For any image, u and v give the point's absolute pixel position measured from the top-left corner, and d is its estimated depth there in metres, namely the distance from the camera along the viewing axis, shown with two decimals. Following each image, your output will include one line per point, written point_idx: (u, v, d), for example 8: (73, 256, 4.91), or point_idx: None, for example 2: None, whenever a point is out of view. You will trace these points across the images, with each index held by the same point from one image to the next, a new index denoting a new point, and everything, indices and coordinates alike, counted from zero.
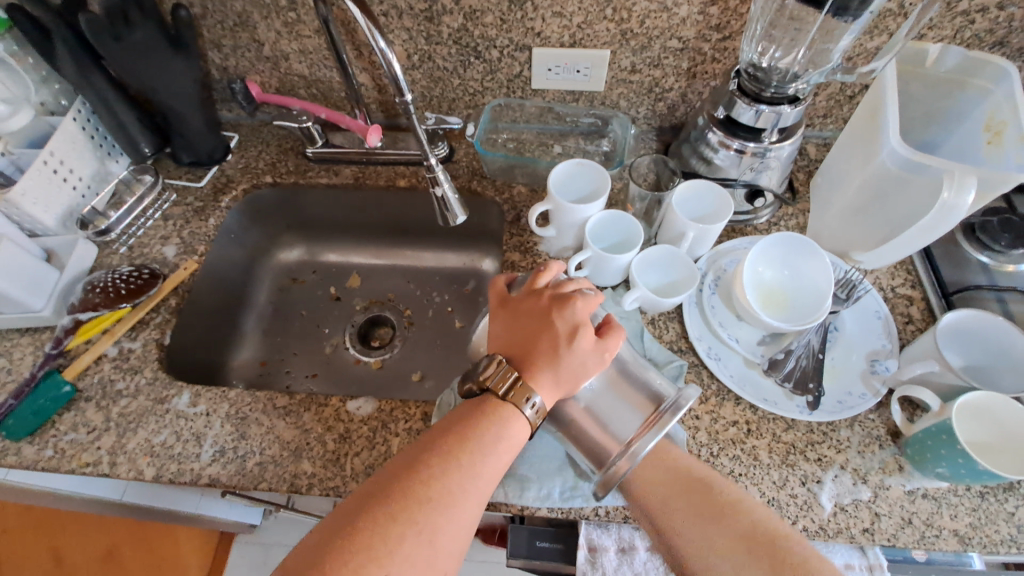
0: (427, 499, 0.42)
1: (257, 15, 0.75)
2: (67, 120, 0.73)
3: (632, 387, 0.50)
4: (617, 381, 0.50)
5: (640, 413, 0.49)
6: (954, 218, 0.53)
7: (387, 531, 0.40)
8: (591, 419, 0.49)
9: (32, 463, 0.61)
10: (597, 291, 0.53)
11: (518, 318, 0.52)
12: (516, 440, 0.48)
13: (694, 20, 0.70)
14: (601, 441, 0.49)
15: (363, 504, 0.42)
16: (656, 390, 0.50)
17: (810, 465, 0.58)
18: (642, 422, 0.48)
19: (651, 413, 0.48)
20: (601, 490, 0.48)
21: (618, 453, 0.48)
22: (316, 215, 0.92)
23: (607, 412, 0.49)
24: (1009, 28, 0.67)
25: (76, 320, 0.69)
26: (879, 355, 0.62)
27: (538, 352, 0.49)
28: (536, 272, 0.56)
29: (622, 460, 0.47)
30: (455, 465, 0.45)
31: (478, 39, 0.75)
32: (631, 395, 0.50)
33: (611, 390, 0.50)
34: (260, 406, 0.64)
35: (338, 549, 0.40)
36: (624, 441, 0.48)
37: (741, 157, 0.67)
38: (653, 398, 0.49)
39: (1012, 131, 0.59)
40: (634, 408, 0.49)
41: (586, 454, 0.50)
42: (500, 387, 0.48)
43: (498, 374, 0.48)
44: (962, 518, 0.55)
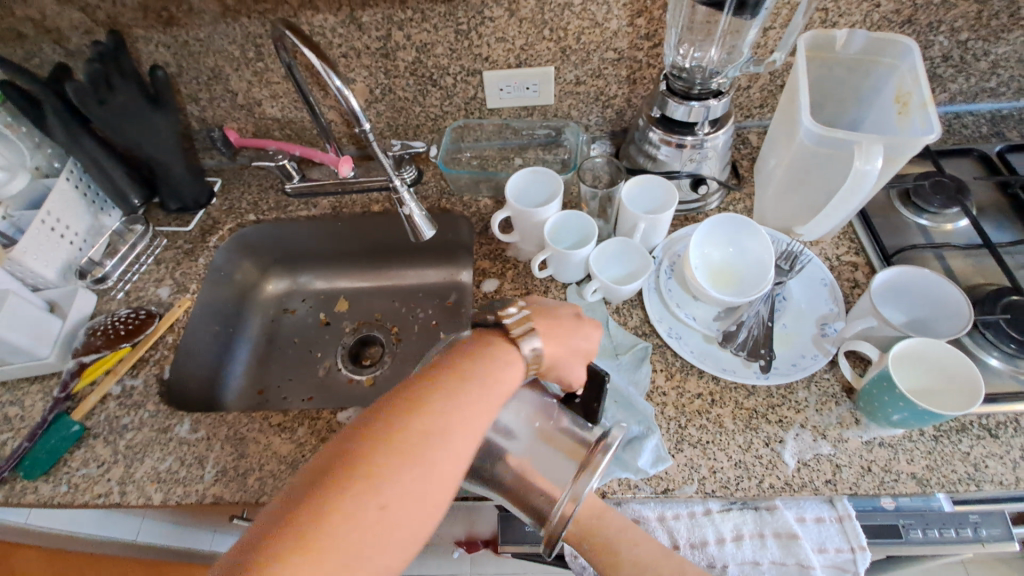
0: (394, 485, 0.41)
1: (228, 68, 0.82)
2: (61, 181, 0.79)
3: (563, 438, 0.54)
4: (547, 433, 0.54)
5: (574, 459, 0.53)
6: (867, 184, 0.58)
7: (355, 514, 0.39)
8: (528, 472, 0.52)
9: (47, 500, 0.65)
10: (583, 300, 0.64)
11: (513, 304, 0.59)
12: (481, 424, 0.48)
13: (624, 32, 0.76)
14: (543, 491, 0.51)
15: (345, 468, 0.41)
16: (583, 435, 0.55)
17: (772, 426, 0.62)
18: (575, 468, 0.52)
19: (584, 459, 0.52)
20: (549, 545, 0.51)
21: (563, 495, 0.51)
22: (299, 246, 0.98)
23: (544, 463, 0.52)
24: (912, 9, 0.73)
25: (80, 364, 0.74)
26: (828, 319, 0.67)
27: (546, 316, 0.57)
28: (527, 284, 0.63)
29: (568, 502, 0.50)
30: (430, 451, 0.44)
31: (431, 69, 0.82)
32: (563, 445, 0.53)
33: (542, 442, 0.54)
34: (256, 426, 0.68)
35: (298, 522, 0.38)
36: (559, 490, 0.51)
37: (681, 151, 0.73)
38: (582, 441, 0.54)
39: (917, 100, 0.64)
40: (567, 457, 0.53)
41: (525, 510, 0.52)
42: (514, 329, 0.53)
43: (518, 323, 0.54)
44: (919, 461, 0.59)
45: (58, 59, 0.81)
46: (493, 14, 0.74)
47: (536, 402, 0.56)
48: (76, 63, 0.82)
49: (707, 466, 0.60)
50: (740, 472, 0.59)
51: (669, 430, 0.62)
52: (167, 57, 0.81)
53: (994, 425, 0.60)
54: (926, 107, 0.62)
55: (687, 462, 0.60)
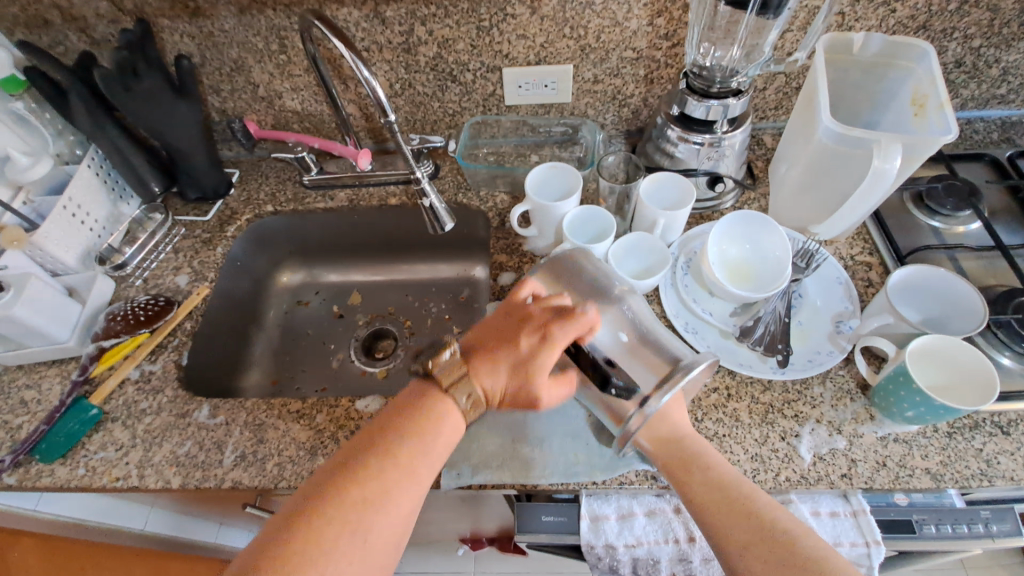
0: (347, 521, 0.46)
1: (251, 60, 0.83)
2: (83, 167, 0.80)
3: (650, 352, 0.52)
4: (636, 345, 0.53)
5: (655, 373, 0.51)
6: (886, 183, 0.59)
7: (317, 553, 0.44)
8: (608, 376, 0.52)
9: (66, 482, 0.66)
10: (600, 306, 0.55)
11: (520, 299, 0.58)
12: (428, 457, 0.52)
13: (644, 31, 0.77)
14: (618, 399, 0.52)
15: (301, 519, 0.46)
16: (675, 353, 0.52)
17: (788, 421, 0.62)
18: (654, 380, 0.51)
19: (665, 374, 0.50)
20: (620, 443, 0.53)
21: (632, 409, 0.51)
22: (315, 239, 0.98)
23: (624, 371, 0.52)
24: (928, 14, 0.74)
25: (100, 348, 0.75)
26: (843, 317, 0.68)
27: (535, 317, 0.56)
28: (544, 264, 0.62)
29: (637, 415, 0.51)
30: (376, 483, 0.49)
31: (452, 64, 0.83)
32: (649, 357, 0.52)
33: (628, 352, 0.53)
34: (275, 412, 0.68)
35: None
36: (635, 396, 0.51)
37: (699, 148, 0.74)
38: (670, 359, 0.51)
39: (934, 102, 0.65)
40: (651, 369, 0.51)
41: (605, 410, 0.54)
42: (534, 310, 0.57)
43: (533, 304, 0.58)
44: (933, 457, 0.60)
45: (83, 47, 0.82)
46: (515, 12, 0.75)
47: (628, 312, 0.54)
48: (100, 51, 0.83)
49: (724, 459, 0.60)
50: (756, 465, 0.60)
51: None
52: (191, 47, 0.82)
53: (1007, 423, 0.61)
54: (942, 109, 0.63)
55: None
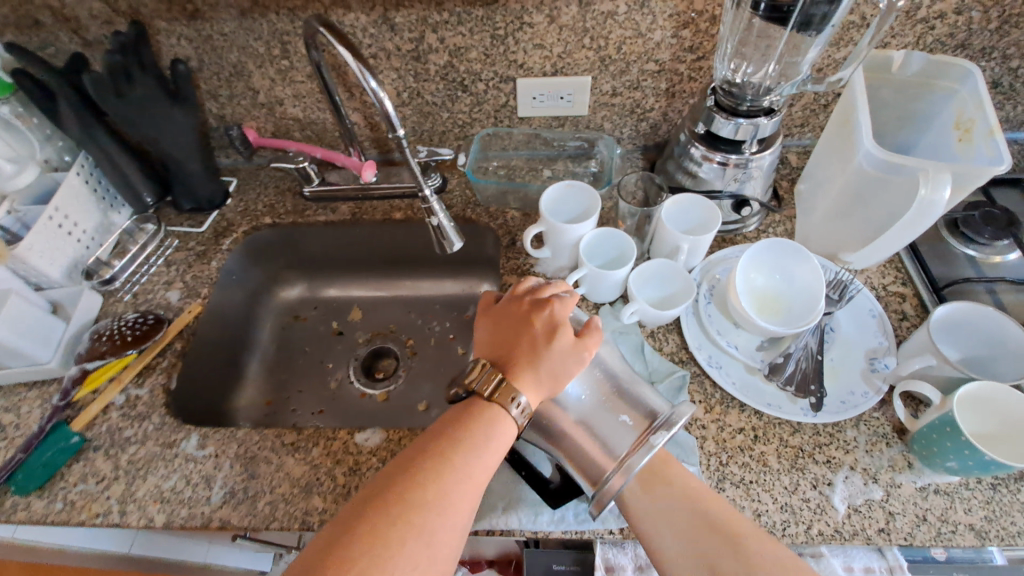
0: (417, 505, 0.43)
1: (251, 65, 0.79)
2: (71, 175, 0.76)
3: (628, 405, 0.52)
4: (613, 400, 0.52)
5: (634, 429, 0.51)
6: (933, 215, 0.55)
7: (383, 537, 0.41)
8: (584, 433, 0.51)
9: (42, 517, 0.61)
10: (573, 294, 0.56)
11: (501, 323, 0.55)
12: (502, 442, 0.49)
13: (668, 43, 0.73)
14: (597, 458, 0.50)
15: (377, 496, 0.44)
16: (651, 406, 0.52)
17: (820, 467, 0.58)
18: (635, 440, 0.50)
19: (644, 431, 0.50)
20: (596, 508, 0.50)
21: (613, 469, 0.49)
22: (315, 252, 0.94)
23: (602, 428, 0.51)
24: (968, 32, 0.70)
25: (83, 370, 0.70)
26: (877, 353, 0.63)
27: (520, 356, 0.51)
28: (518, 281, 0.59)
29: (617, 475, 0.49)
30: (444, 471, 0.45)
31: (463, 73, 0.78)
32: (626, 413, 0.51)
33: (606, 408, 0.51)
34: (268, 444, 0.64)
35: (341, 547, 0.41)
36: (619, 457, 0.50)
37: (724, 169, 0.69)
38: (647, 414, 0.51)
39: (981, 127, 0.61)
40: (630, 425, 0.51)
41: (580, 471, 0.52)
42: (485, 389, 0.50)
43: (482, 377, 0.50)
44: (976, 511, 0.55)
45: (74, 49, 0.78)
46: (533, 20, 0.71)
47: (601, 364, 0.54)
48: (93, 53, 0.78)
49: (750, 509, 0.56)
50: (785, 516, 0.55)
51: (709, 468, 0.58)
52: (188, 51, 0.77)
53: None
54: (992, 136, 0.59)
55: (729, 503, 0.56)
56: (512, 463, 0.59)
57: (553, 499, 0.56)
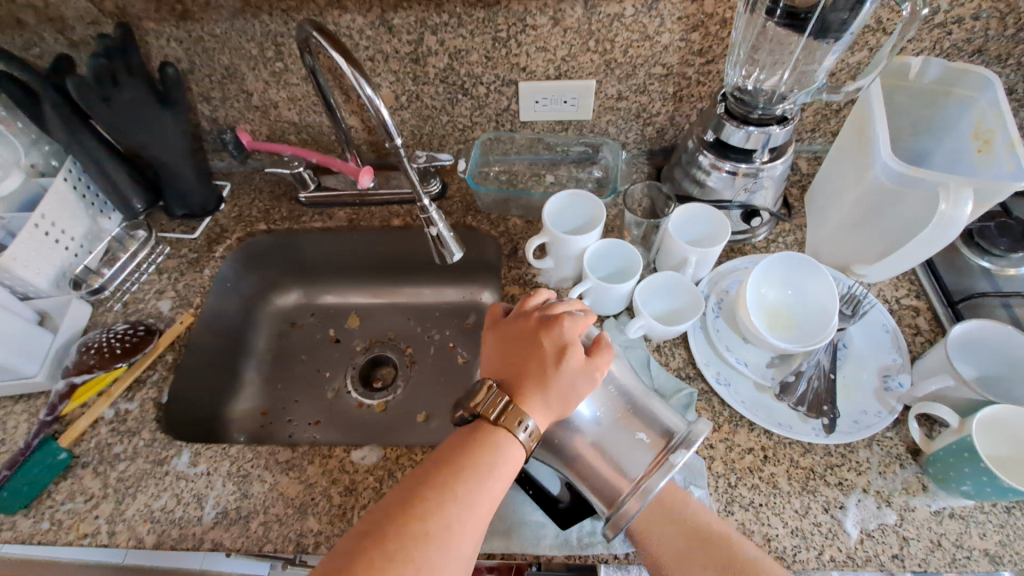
0: (420, 532, 0.43)
1: (244, 67, 0.76)
2: (58, 181, 0.73)
3: (644, 423, 0.50)
4: (627, 418, 0.50)
5: (650, 449, 0.48)
6: (953, 230, 0.53)
7: (385, 565, 0.41)
8: (598, 454, 0.49)
9: (28, 537, 0.59)
10: (587, 312, 0.54)
11: (508, 340, 0.53)
12: (511, 464, 0.48)
13: (676, 46, 0.70)
14: (611, 480, 0.48)
15: (383, 521, 0.43)
16: (667, 425, 0.50)
17: (832, 490, 0.56)
18: (652, 460, 0.48)
19: (661, 451, 0.48)
20: (612, 531, 0.47)
21: (628, 491, 0.47)
22: (311, 258, 0.92)
23: (616, 448, 0.49)
24: (988, 37, 0.67)
25: (70, 384, 0.68)
26: (891, 371, 0.61)
27: (527, 377, 0.50)
28: (527, 295, 0.57)
29: (633, 498, 0.47)
30: (449, 496, 0.45)
31: (464, 77, 0.76)
32: (642, 431, 0.49)
33: (620, 426, 0.50)
34: (262, 462, 0.62)
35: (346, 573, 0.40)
36: (634, 478, 0.48)
37: (734, 178, 0.67)
38: (663, 433, 0.49)
39: (1001, 139, 0.59)
40: (645, 444, 0.49)
41: (594, 492, 0.49)
42: (491, 411, 0.48)
43: (488, 399, 0.49)
44: (993, 536, 0.53)
45: (61, 49, 0.75)
46: (536, 23, 0.68)
47: (614, 380, 0.52)
48: (79, 55, 0.76)
49: (760, 533, 0.54)
50: (796, 541, 0.54)
51: (717, 489, 0.57)
52: (178, 52, 0.75)
53: None
54: (1013, 148, 0.57)
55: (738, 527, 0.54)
56: (519, 481, 0.58)
57: (561, 520, 0.55)
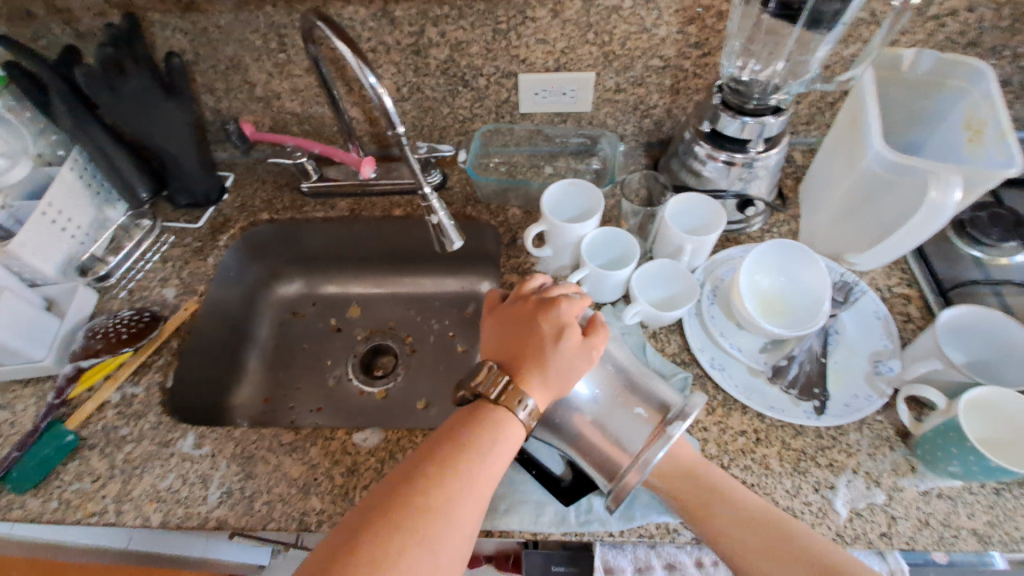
0: (424, 506, 0.44)
1: (248, 58, 0.77)
2: (65, 170, 0.74)
3: (642, 398, 0.51)
4: (626, 395, 0.51)
5: (648, 422, 0.50)
6: (943, 216, 0.55)
7: (389, 537, 0.42)
8: (598, 429, 0.50)
9: (37, 516, 0.61)
10: (583, 295, 0.55)
11: (507, 323, 0.55)
12: (511, 442, 0.49)
13: (673, 39, 0.72)
14: (611, 454, 0.50)
15: (387, 497, 0.45)
16: (663, 399, 0.51)
17: (822, 471, 0.57)
18: (650, 433, 0.49)
19: (659, 423, 0.50)
20: (614, 503, 0.49)
21: (628, 464, 0.49)
22: (314, 248, 0.93)
23: (616, 423, 0.50)
24: (981, 29, 0.68)
25: (78, 368, 0.69)
26: (882, 356, 0.63)
27: (526, 358, 0.51)
28: (525, 281, 0.59)
29: (633, 470, 0.48)
30: (451, 471, 0.46)
31: (465, 68, 0.77)
32: (640, 406, 0.51)
33: (618, 403, 0.51)
34: (265, 444, 0.63)
35: (351, 545, 0.42)
36: (634, 452, 0.49)
37: (729, 168, 0.68)
38: (661, 406, 0.51)
39: (992, 129, 0.60)
40: (643, 418, 0.50)
41: (595, 467, 0.51)
42: (492, 391, 0.50)
43: (488, 379, 0.50)
44: (980, 517, 0.54)
45: (68, 40, 0.76)
46: (535, 15, 0.70)
47: (611, 359, 0.53)
48: (86, 45, 0.77)
49: None
50: None
51: None
52: (184, 43, 0.76)
53: None
54: (1004, 137, 0.58)
55: None
56: (522, 462, 0.59)
57: (565, 496, 0.56)
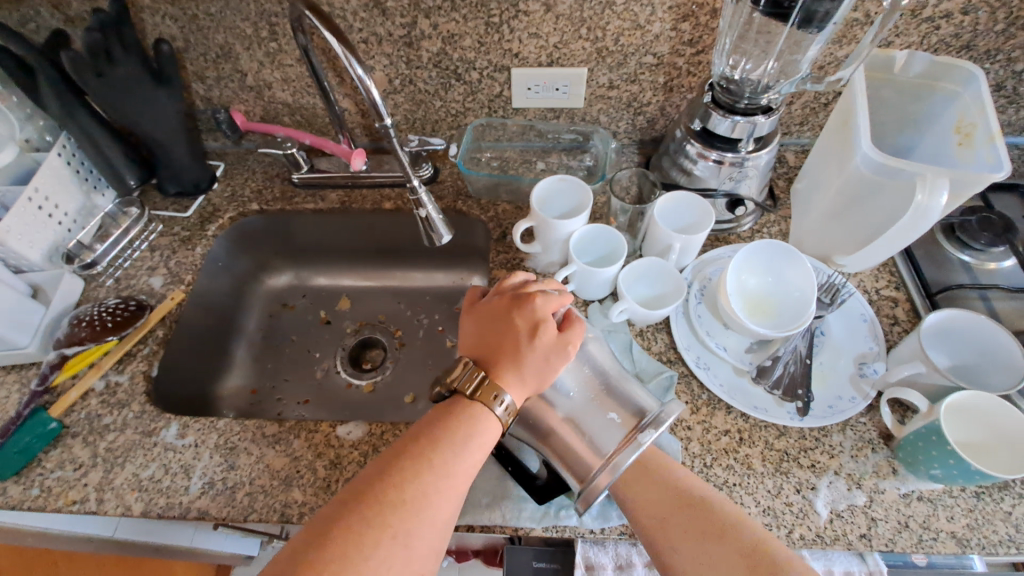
0: (399, 502, 0.44)
1: (238, 46, 0.77)
2: (52, 156, 0.74)
3: (615, 402, 0.51)
4: (601, 397, 0.51)
5: (622, 428, 0.49)
6: (929, 220, 0.54)
7: (363, 534, 0.42)
8: (572, 431, 0.50)
9: (18, 503, 0.61)
10: (561, 290, 0.55)
11: (485, 319, 0.54)
12: (488, 438, 0.49)
13: (666, 36, 0.71)
14: (583, 456, 0.49)
15: (362, 493, 0.44)
16: (639, 405, 0.51)
17: (804, 471, 0.57)
18: (623, 438, 0.49)
19: (631, 429, 0.49)
20: (582, 506, 0.49)
21: (599, 467, 0.48)
22: (305, 240, 0.93)
23: (589, 425, 0.50)
24: (975, 32, 0.68)
25: (62, 356, 0.69)
26: (867, 358, 0.63)
27: (503, 354, 0.51)
28: (505, 277, 0.59)
29: (603, 473, 0.48)
30: (427, 467, 0.46)
31: (457, 62, 0.76)
32: (614, 410, 0.50)
33: (594, 405, 0.51)
34: (249, 435, 0.63)
35: (325, 541, 0.42)
36: (606, 455, 0.49)
37: (719, 167, 0.68)
38: (635, 412, 0.50)
39: (982, 132, 0.60)
40: (617, 423, 0.50)
41: (567, 469, 0.50)
42: (467, 387, 0.50)
43: (465, 375, 0.50)
44: (959, 519, 0.55)
45: (56, 24, 0.75)
46: (528, 9, 0.69)
47: (590, 360, 0.53)
48: (75, 30, 0.76)
49: None
50: (768, 519, 0.55)
51: (693, 469, 0.58)
52: (173, 30, 0.75)
53: None
54: (992, 141, 0.58)
55: None
56: (500, 458, 0.58)
57: (539, 495, 0.56)
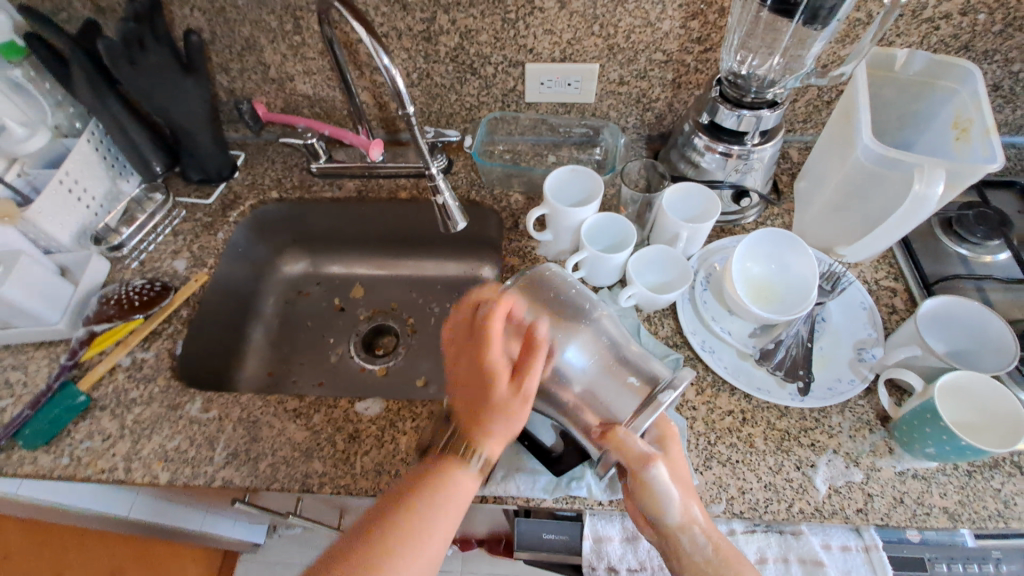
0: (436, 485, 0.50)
1: (263, 39, 0.80)
2: (81, 141, 0.77)
3: (629, 371, 0.53)
4: (616, 366, 0.53)
5: (638, 394, 0.52)
6: (926, 208, 0.57)
7: (406, 515, 0.49)
8: (589, 400, 0.52)
9: (48, 471, 0.63)
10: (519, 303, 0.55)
11: (456, 352, 0.57)
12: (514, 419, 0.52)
13: (676, 34, 0.74)
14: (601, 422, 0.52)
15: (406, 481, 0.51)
16: (653, 372, 0.53)
17: (804, 450, 0.60)
18: (638, 404, 0.51)
19: (647, 395, 0.51)
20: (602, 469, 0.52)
21: None
22: (321, 229, 0.95)
23: (606, 394, 0.52)
24: (973, 33, 0.71)
25: (90, 332, 0.72)
26: (866, 344, 0.65)
27: (469, 389, 0.54)
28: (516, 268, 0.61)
29: None
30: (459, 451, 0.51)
31: (473, 57, 0.79)
32: (630, 377, 0.53)
33: (609, 375, 0.53)
34: (271, 410, 0.66)
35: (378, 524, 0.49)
36: (623, 420, 0.51)
37: (726, 160, 0.71)
38: (650, 379, 0.52)
39: (978, 127, 0.63)
40: (632, 389, 0.52)
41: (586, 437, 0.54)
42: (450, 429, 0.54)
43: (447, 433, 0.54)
44: (952, 496, 0.57)
45: (88, 15, 0.78)
46: (544, 6, 0.72)
47: (606, 333, 0.55)
48: (106, 21, 0.79)
49: (735, 486, 0.58)
50: (769, 494, 0.57)
51: (698, 446, 0.60)
52: (201, 22, 0.78)
53: None
54: (988, 135, 0.60)
55: (715, 480, 0.58)
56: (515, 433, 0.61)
57: (556, 467, 0.58)
